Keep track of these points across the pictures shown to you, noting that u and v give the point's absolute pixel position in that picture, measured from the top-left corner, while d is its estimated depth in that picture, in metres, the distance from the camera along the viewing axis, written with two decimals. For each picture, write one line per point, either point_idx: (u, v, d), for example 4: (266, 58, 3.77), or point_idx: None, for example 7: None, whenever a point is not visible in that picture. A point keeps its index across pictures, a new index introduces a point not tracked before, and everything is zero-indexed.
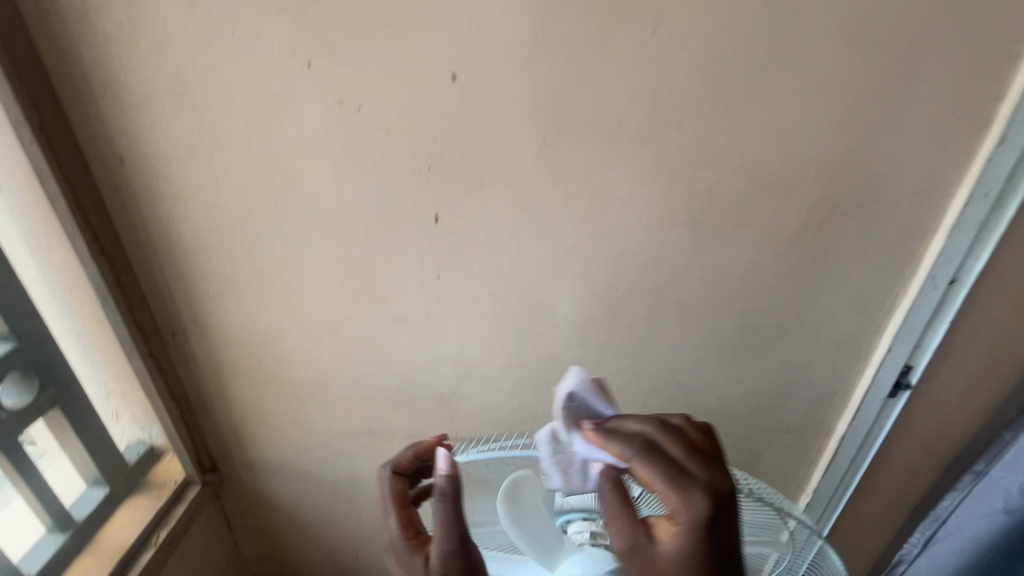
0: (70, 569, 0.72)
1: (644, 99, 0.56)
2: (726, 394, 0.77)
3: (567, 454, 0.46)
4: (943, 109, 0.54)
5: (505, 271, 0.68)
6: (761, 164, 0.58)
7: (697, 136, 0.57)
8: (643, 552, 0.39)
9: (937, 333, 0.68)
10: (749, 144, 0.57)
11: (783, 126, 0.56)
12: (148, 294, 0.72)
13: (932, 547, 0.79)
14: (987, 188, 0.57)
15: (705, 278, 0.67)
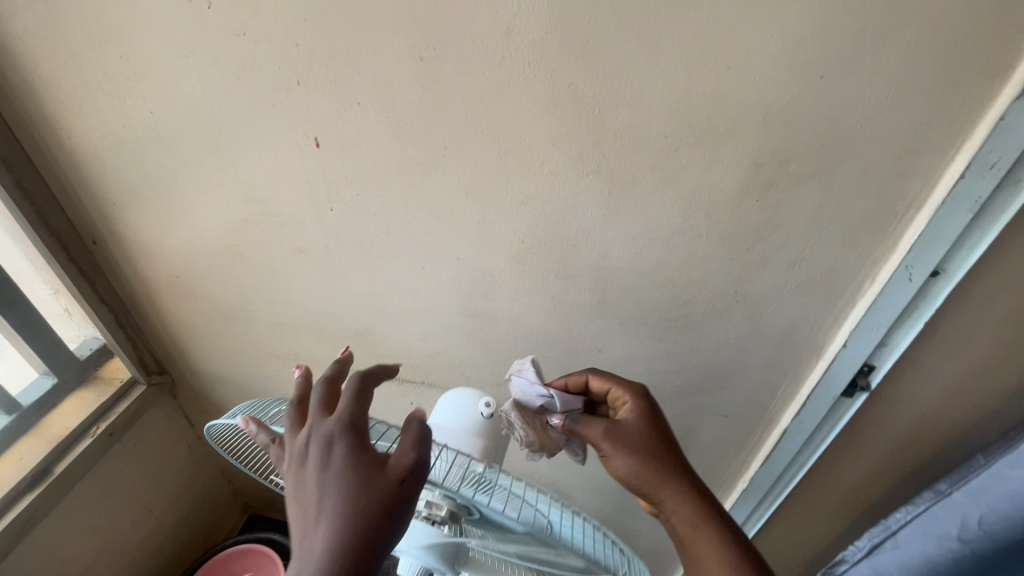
0: (13, 447, 0.79)
1: (542, 23, 0.44)
2: (656, 366, 0.69)
3: (535, 413, 0.55)
4: (941, 55, 0.40)
5: (403, 209, 0.60)
6: (690, 117, 0.47)
7: (611, 74, 0.46)
8: (617, 426, 0.53)
9: (905, 334, 0.55)
10: (675, 90, 0.46)
11: (721, 66, 0.44)
12: (64, 202, 0.71)
13: (876, 556, 0.66)
14: (991, 167, 0.43)
15: (627, 238, 0.56)
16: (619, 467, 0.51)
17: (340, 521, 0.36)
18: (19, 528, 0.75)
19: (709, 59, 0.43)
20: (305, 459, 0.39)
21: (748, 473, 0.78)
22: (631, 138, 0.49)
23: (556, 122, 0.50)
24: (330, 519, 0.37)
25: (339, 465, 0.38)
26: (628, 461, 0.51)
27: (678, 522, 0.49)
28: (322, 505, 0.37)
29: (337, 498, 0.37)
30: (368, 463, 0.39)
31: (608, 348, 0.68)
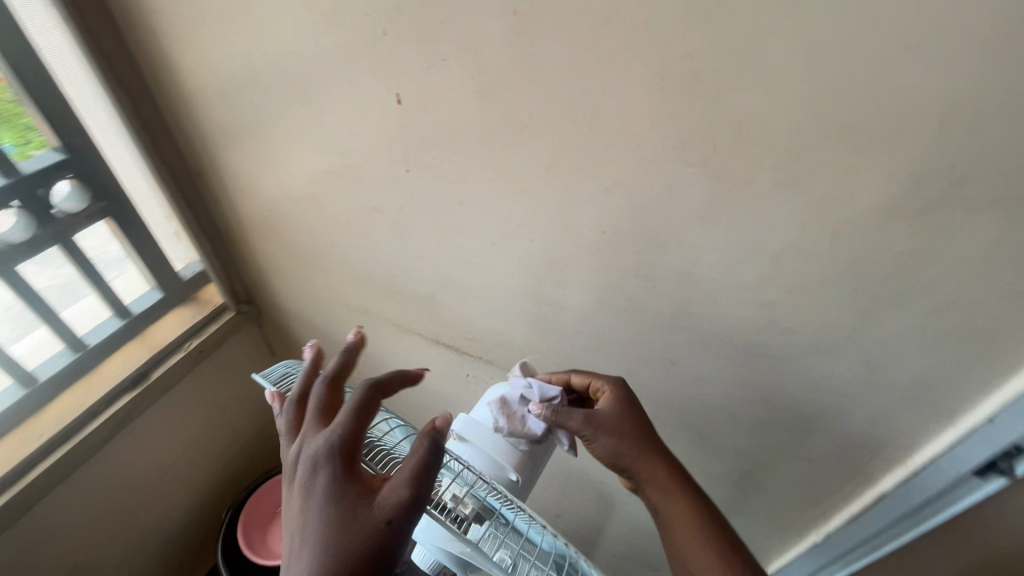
0: (123, 349, 0.89)
1: None
2: (735, 393, 0.60)
3: (515, 405, 0.53)
4: None
5: (478, 180, 0.56)
6: (831, 110, 0.37)
7: (734, 49, 0.37)
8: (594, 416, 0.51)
9: None
10: (816, 75, 0.36)
11: (888, 48, 0.33)
12: (174, 133, 0.76)
13: None
14: None
15: (725, 246, 0.48)
16: (599, 448, 0.51)
17: (324, 555, 0.37)
18: (118, 421, 0.84)
19: (875, 35, 0.33)
20: (300, 483, 0.41)
21: (826, 529, 0.67)
22: (751, 128, 0.40)
23: (659, 100, 0.42)
24: (313, 551, 0.37)
25: (329, 495, 0.39)
26: (607, 443, 0.50)
27: (655, 495, 0.50)
28: (308, 536, 0.39)
29: (323, 531, 0.38)
30: (358, 500, 0.39)
31: (682, 362, 0.61)
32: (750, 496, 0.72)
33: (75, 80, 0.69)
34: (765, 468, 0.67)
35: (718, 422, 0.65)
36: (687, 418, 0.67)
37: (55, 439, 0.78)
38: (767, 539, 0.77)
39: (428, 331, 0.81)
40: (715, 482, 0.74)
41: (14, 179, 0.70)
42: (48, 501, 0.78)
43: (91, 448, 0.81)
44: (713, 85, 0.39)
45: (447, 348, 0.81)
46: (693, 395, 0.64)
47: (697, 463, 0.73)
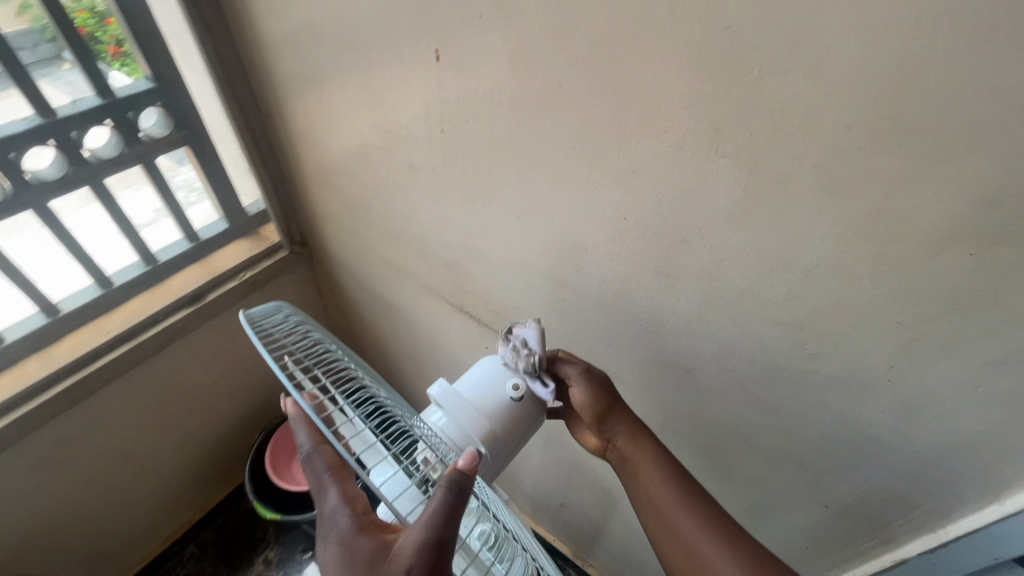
0: (188, 270, 0.98)
1: None
2: (751, 415, 0.55)
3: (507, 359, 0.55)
4: None
5: (507, 149, 0.54)
6: (889, 108, 0.31)
7: (783, 25, 0.32)
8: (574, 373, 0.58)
9: None
10: (875, 64, 0.31)
11: (968, 37, 0.27)
12: (248, 74, 0.80)
13: None
14: None
15: (753, 251, 0.43)
16: (578, 395, 0.56)
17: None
18: (173, 334, 0.92)
19: (957, 20, 0.27)
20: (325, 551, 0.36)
21: None
22: (795, 119, 0.35)
23: (695, 78, 0.38)
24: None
25: (357, 565, 0.35)
26: (583, 396, 0.56)
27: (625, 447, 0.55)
28: None
29: None
30: (382, 559, 0.35)
31: (697, 371, 0.56)
32: (757, 529, 0.67)
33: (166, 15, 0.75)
34: (776, 504, 0.61)
35: (731, 443, 0.60)
36: (698, 433, 0.62)
37: (119, 339, 0.87)
38: None
39: (454, 298, 0.81)
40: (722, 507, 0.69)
41: (107, 100, 0.78)
42: (109, 391, 0.88)
43: (148, 352, 0.90)
44: (754, 67, 0.35)
45: (470, 317, 0.81)
46: (705, 410, 0.59)
47: (704, 483, 0.68)
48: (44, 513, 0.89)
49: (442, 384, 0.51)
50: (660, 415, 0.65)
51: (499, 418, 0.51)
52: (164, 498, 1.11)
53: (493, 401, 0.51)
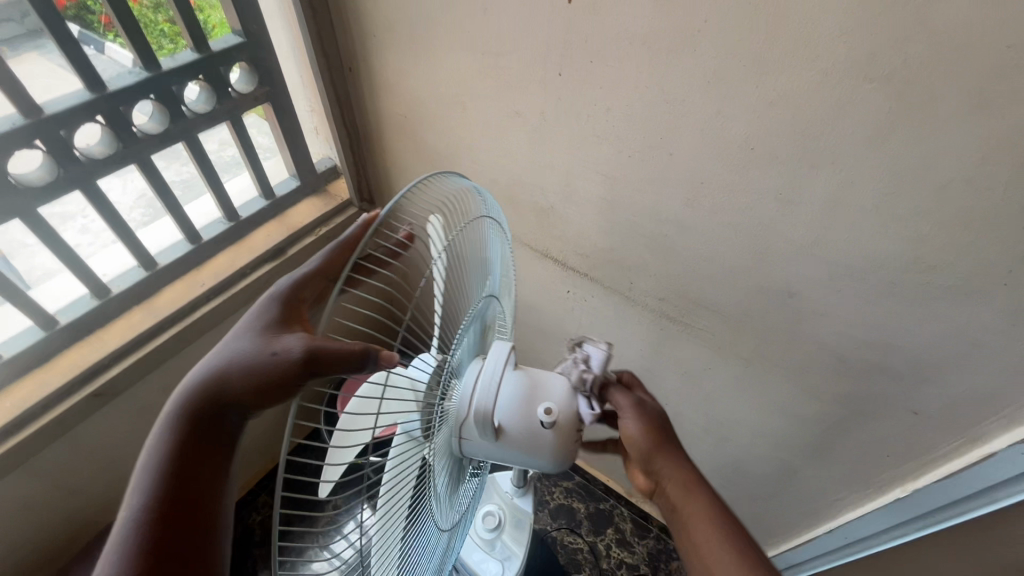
0: (264, 226, 1.00)
1: None
2: (850, 332, 0.61)
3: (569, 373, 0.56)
4: None
5: (631, 88, 0.58)
6: None
7: None
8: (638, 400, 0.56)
9: None
10: None
11: None
12: (338, 27, 0.82)
13: None
14: None
15: (887, 170, 0.48)
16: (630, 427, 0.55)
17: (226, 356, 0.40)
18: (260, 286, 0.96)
19: None
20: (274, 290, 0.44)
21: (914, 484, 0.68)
22: (952, 41, 0.39)
23: (858, 5, 0.41)
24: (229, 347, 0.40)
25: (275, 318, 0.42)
26: (634, 430, 0.54)
27: (669, 489, 0.51)
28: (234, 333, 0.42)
29: (237, 339, 0.40)
30: (280, 332, 0.40)
31: (802, 295, 0.61)
32: (837, 442, 0.73)
33: None
34: (860, 416, 0.68)
35: (825, 362, 0.66)
36: (792, 354, 0.68)
37: (212, 291, 0.91)
38: (843, 491, 0.79)
39: (539, 244, 0.85)
40: (801, 424, 0.76)
41: (203, 55, 0.79)
42: (202, 341, 0.92)
43: (238, 305, 0.93)
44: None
45: (555, 262, 0.86)
46: (802, 331, 0.65)
47: (790, 402, 0.74)
48: None
49: (510, 354, 0.54)
50: (752, 340, 0.71)
51: (513, 418, 0.51)
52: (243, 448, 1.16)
53: (523, 414, 0.51)
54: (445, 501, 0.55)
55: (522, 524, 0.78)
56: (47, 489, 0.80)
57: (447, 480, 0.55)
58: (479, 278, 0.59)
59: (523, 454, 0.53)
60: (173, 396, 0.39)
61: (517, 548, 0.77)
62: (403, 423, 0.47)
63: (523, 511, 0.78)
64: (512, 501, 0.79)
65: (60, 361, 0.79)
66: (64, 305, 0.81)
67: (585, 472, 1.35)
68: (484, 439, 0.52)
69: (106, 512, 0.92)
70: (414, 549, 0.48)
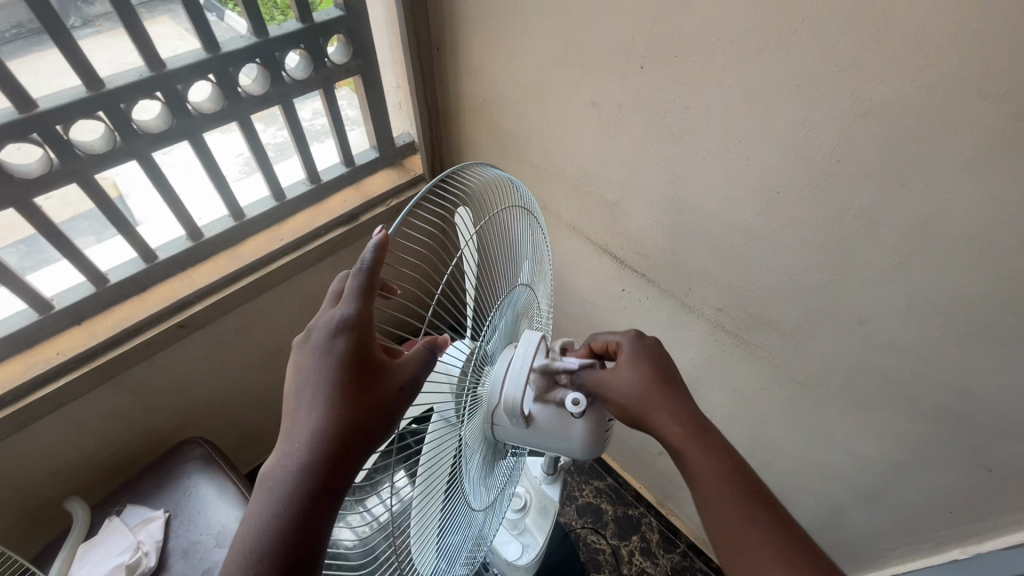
0: (341, 193, 1.06)
1: None
2: (924, 371, 0.56)
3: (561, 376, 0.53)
4: None
5: (713, 87, 0.56)
6: None
7: None
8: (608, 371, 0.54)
9: None
10: None
11: None
12: (432, 6, 0.85)
13: None
14: None
15: (989, 199, 0.43)
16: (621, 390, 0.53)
17: (315, 425, 0.39)
18: (331, 248, 1.02)
19: None
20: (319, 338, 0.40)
21: (979, 547, 0.62)
22: None
23: (977, 14, 0.38)
24: (311, 414, 0.39)
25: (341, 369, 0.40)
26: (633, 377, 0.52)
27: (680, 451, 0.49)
28: (304, 414, 0.40)
29: (325, 412, 0.39)
30: (361, 382, 0.40)
31: (873, 324, 0.57)
32: (894, 488, 0.68)
33: None
34: (924, 464, 0.62)
35: (891, 400, 0.61)
36: (854, 385, 0.64)
37: (289, 247, 0.98)
38: (895, 540, 0.73)
39: (600, 238, 0.85)
40: (855, 462, 0.71)
41: (307, 25, 0.84)
42: (275, 292, 1.00)
43: (310, 262, 1.00)
44: None
45: (614, 259, 0.85)
46: (868, 362, 0.60)
47: (846, 437, 0.70)
48: (217, 390, 1.04)
49: (541, 338, 0.54)
50: (812, 366, 0.67)
51: (543, 404, 0.52)
52: None
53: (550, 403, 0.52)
54: (478, 485, 0.56)
55: (548, 511, 0.79)
56: (132, 403, 0.91)
57: (478, 466, 0.56)
58: (511, 266, 0.59)
59: (555, 442, 0.54)
60: (273, 499, 0.38)
61: (540, 534, 0.77)
62: (438, 407, 0.48)
63: (549, 499, 0.79)
64: (540, 488, 0.80)
65: (155, 292, 0.88)
66: (165, 243, 0.90)
67: (618, 475, 1.33)
68: (514, 428, 0.53)
69: (177, 433, 1.03)
70: (447, 527, 0.49)
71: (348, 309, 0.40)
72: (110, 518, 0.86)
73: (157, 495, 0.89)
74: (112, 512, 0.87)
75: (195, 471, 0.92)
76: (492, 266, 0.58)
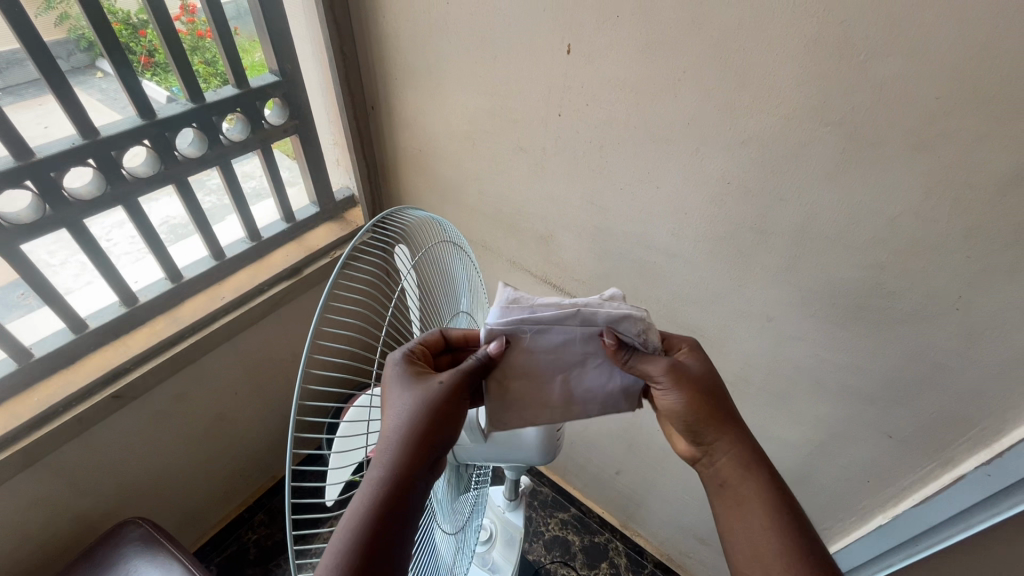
0: (282, 248, 1.07)
1: None
2: (825, 355, 0.65)
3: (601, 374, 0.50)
4: None
5: (623, 127, 0.64)
6: (958, 84, 0.43)
7: (882, 28, 0.44)
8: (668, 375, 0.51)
9: None
10: (951, 52, 0.42)
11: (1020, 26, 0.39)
12: (365, 71, 0.92)
13: None
14: None
15: (847, 203, 0.53)
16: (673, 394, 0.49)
17: (393, 462, 0.42)
18: (275, 302, 1.02)
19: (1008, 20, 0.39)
20: (393, 381, 0.46)
21: (896, 510, 0.70)
22: (893, 92, 0.46)
23: (808, 62, 0.49)
24: (385, 458, 0.42)
25: (410, 407, 0.44)
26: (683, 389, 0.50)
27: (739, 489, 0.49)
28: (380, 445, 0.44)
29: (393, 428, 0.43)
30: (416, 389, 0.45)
31: (779, 320, 0.66)
32: (821, 469, 0.76)
33: (307, 20, 0.88)
34: (840, 441, 0.70)
35: (804, 385, 0.69)
36: (773, 378, 0.72)
37: (230, 305, 0.97)
38: (830, 519, 0.80)
39: (539, 270, 0.91)
40: (786, 451, 0.78)
41: (242, 90, 0.88)
42: (216, 352, 0.97)
43: (254, 318, 1.00)
44: (856, 56, 0.46)
45: (553, 287, 0.91)
46: (780, 354, 0.69)
47: (775, 428, 0.77)
48: (155, 463, 0.98)
49: None
50: (737, 364, 0.74)
51: None
52: (245, 463, 1.18)
53: None
54: (447, 508, 0.58)
55: (514, 540, 0.79)
56: (58, 488, 0.84)
57: (445, 489, 0.58)
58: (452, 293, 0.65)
59: (516, 450, 0.58)
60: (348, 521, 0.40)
61: (507, 566, 0.77)
62: None
63: (514, 525, 0.80)
64: (504, 516, 0.81)
65: (86, 363, 0.84)
66: (94, 311, 0.86)
67: (581, 504, 1.34)
68: (475, 445, 0.56)
69: (110, 515, 0.95)
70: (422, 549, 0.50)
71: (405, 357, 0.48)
72: None
73: None
74: None
75: (134, 555, 0.85)
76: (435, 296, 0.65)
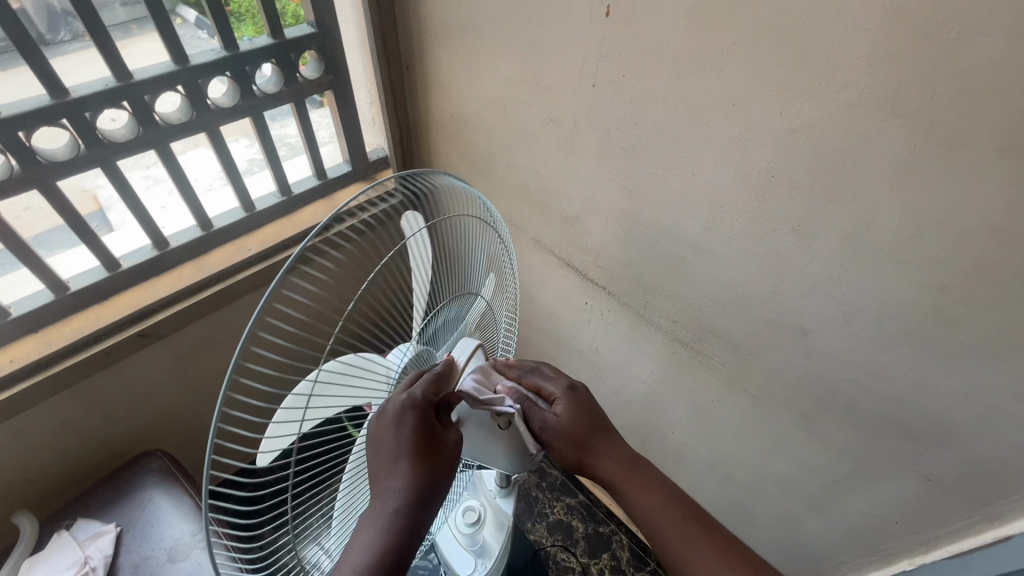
0: (311, 205, 1.07)
1: None
2: (864, 380, 0.57)
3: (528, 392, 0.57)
4: None
5: (660, 104, 0.58)
6: None
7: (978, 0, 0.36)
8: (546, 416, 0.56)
9: None
10: None
11: None
12: (401, 27, 0.88)
13: None
14: None
15: (911, 212, 0.45)
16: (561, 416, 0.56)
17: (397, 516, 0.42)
18: None
19: None
20: (402, 428, 0.44)
21: (926, 558, 0.62)
22: (987, 80, 0.38)
23: (885, 39, 0.41)
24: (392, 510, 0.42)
25: (419, 463, 0.43)
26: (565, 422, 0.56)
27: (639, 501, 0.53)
28: (384, 492, 0.42)
29: (406, 478, 0.43)
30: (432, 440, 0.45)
31: (815, 334, 0.59)
32: (845, 500, 0.69)
33: None
34: (870, 474, 0.63)
35: (835, 408, 0.62)
36: (800, 396, 0.65)
37: (255, 258, 0.98)
38: (850, 553, 0.74)
39: (561, 251, 0.87)
40: (807, 474, 0.72)
41: (277, 41, 0.86)
42: (240, 302, 0.99)
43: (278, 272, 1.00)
44: (941, 35, 0.38)
45: (575, 270, 0.86)
46: (812, 371, 0.62)
47: (799, 449, 0.70)
48: (178, 401, 1.02)
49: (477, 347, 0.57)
50: (764, 376, 0.68)
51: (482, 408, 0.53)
52: None
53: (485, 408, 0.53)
54: None
55: (504, 524, 0.77)
56: (89, 414, 0.89)
57: None
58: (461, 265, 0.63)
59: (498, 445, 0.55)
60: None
61: (495, 547, 0.75)
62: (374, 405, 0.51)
63: (503, 512, 0.78)
64: (495, 501, 0.79)
65: (117, 301, 0.88)
66: (128, 252, 0.89)
67: (589, 492, 1.32)
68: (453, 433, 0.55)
69: (136, 443, 1.01)
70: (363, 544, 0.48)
71: (416, 391, 0.46)
72: (58, 532, 0.83)
73: (108, 510, 0.86)
74: (61, 526, 0.84)
75: (151, 485, 0.90)
76: (445, 268, 0.61)
